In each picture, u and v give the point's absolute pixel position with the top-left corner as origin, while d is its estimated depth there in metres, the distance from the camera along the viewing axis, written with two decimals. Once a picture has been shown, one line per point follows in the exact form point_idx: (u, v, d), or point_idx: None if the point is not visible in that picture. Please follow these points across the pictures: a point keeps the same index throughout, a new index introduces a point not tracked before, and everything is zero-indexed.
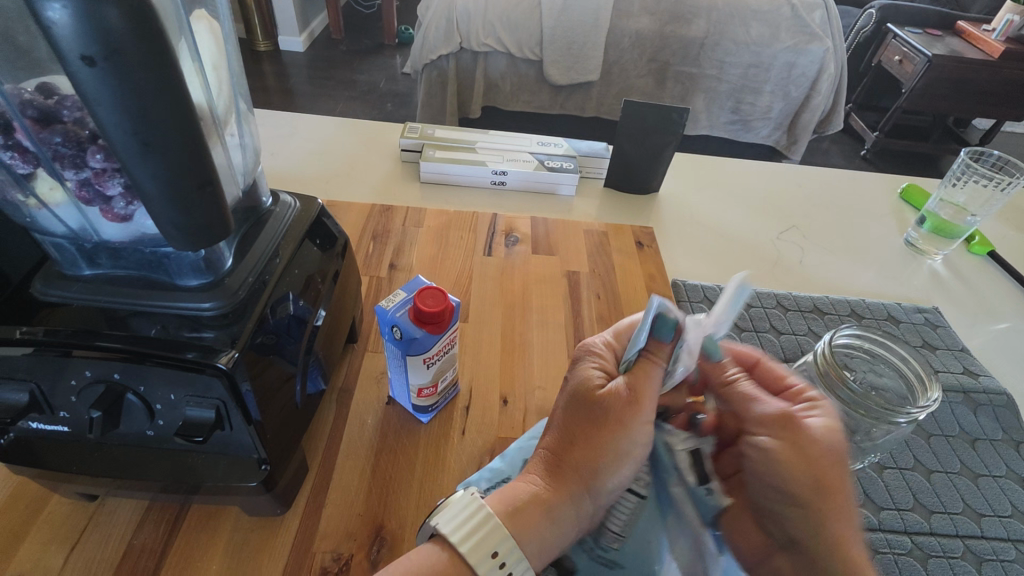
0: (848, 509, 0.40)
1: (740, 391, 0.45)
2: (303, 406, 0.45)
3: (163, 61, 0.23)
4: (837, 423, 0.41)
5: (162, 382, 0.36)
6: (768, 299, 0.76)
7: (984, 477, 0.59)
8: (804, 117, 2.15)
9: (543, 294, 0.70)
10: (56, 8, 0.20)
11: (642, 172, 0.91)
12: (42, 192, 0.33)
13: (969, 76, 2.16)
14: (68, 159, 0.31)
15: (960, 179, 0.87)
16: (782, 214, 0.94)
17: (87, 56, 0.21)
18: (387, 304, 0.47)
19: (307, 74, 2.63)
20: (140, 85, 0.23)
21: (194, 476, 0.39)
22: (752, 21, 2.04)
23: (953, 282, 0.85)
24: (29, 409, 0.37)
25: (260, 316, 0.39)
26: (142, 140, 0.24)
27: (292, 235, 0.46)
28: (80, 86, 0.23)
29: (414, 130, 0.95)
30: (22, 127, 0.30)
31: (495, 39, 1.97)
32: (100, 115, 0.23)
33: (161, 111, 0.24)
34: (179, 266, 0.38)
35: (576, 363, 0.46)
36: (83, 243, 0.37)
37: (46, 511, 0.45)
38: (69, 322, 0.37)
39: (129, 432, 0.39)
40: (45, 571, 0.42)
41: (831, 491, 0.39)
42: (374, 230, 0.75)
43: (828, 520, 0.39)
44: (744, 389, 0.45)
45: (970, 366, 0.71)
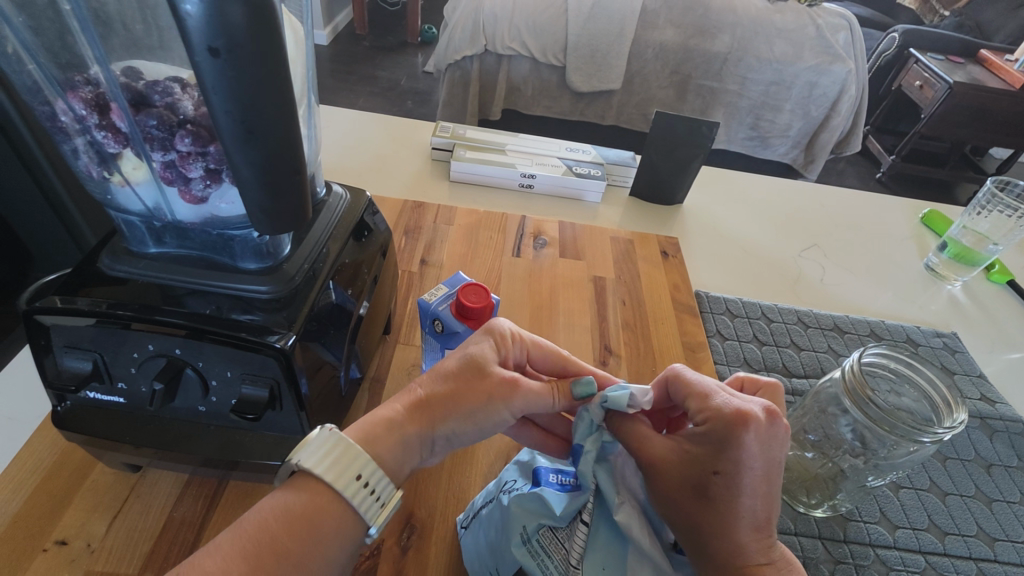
0: (739, 464, 0.37)
1: (637, 430, 0.43)
2: (344, 393, 0.47)
3: (275, 55, 0.26)
4: (752, 412, 0.38)
5: (220, 359, 0.38)
6: (790, 316, 0.77)
7: (999, 503, 0.59)
8: (822, 137, 2.17)
9: (570, 297, 0.71)
10: (192, 3, 0.23)
11: (668, 184, 0.92)
12: (126, 171, 0.36)
13: (990, 105, 2.16)
14: (158, 141, 0.33)
15: (985, 209, 0.85)
16: (804, 231, 0.95)
17: (213, 48, 0.24)
18: (430, 298, 0.49)
19: (329, 67, 2.65)
20: (253, 78, 0.25)
21: (241, 452, 0.40)
22: (776, 39, 2.05)
23: (971, 308, 0.86)
24: (91, 377, 0.39)
25: (312, 302, 0.41)
26: (247, 127, 0.27)
27: (344, 226, 0.48)
28: (200, 76, 0.25)
29: (446, 130, 0.96)
30: (120, 109, 0.33)
31: (520, 43, 1.98)
32: (213, 102, 0.26)
33: (265, 101, 0.26)
34: (243, 249, 0.40)
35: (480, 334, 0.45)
36: (154, 222, 0.39)
37: (91, 479, 0.46)
38: (133, 296, 0.38)
39: (182, 406, 0.40)
40: (90, 537, 0.43)
41: (720, 441, 0.38)
42: (406, 225, 0.77)
43: (709, 466, 0.38)
44: (644, 431, 0.43)
45: (987, 393, 0.72)
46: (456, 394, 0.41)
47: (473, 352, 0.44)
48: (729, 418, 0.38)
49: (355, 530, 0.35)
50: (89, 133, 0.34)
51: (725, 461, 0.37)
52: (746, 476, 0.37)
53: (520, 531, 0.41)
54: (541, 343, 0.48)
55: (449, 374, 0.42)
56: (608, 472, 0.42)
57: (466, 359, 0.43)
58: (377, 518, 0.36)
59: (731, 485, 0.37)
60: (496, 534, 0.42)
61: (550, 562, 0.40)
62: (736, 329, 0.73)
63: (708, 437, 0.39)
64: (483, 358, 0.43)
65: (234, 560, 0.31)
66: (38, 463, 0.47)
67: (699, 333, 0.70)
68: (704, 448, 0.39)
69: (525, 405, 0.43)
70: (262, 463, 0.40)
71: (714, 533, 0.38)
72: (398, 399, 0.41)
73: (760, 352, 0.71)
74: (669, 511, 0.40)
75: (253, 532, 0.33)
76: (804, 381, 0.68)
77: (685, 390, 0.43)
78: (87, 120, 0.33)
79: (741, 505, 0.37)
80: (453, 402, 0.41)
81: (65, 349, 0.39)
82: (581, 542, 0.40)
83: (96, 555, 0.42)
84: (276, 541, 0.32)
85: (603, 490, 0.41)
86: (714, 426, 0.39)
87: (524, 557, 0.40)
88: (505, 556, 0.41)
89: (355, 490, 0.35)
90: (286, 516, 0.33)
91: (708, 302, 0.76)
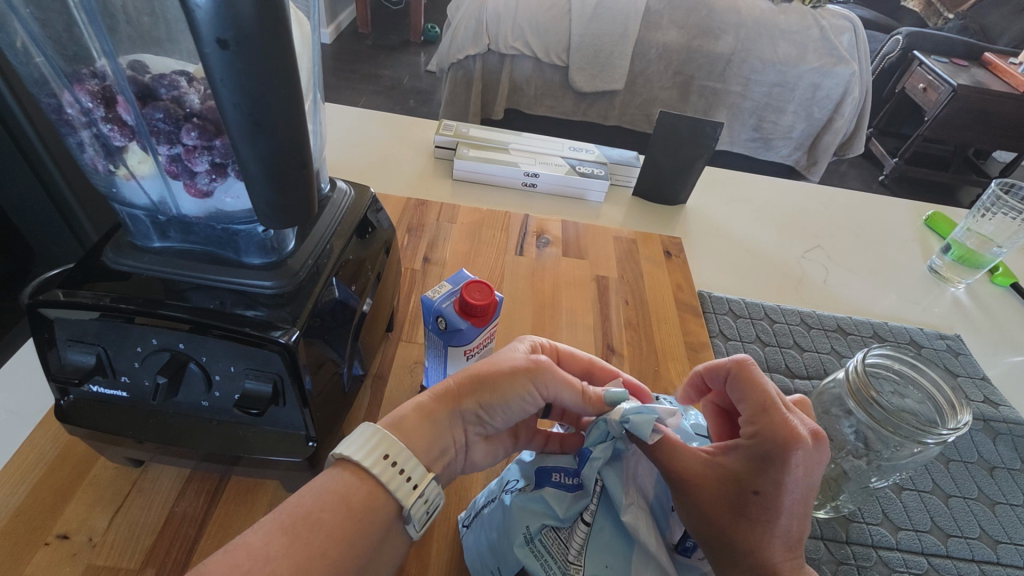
0: (781, 484, 0.38)
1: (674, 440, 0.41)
2: (347, 389, 0.47)
3: (282, 48, 0.26)
4: (802, 430, 0.39)
5: (223, 354, 0.38)
6: (793, 317, 0.76)
7: (1002, 505, 0.59)
8: (825, 139, 2.16)
9: (572, 296, 0.71)
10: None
11: (671, 184, 0.92)
12: (132, 164, 0.35)
13: (994, 108, 2.15)
14: (164, 135, 0.33)
15: (989, 211, 0.85)
16: (808, 232, 0.95)
17: (222, 39, 0.24)
18: (433, 295, 0.49)
19: (332, 66, 2.65)
20: (261, 71, 0.25)
21: (243, 447, 0.40)
22: (780, 40, 2.05)
23: (974, 310, 0.86)
24: (94, 370, 0.39)
25: (315, 298, 0.41)
26: (254, 120, 0.27)
27: (347, 223, 0.48)
28: (208, 68, 0.25)
29: (449, 128, 0.96)
30: (127, 102, 0.33)
31: (524, 43, 1.98)
32: (221, 94, 0.26)
33: (273, 93, 0.26)
34: (247, 244, 0.40)
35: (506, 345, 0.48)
36: (158, 216, 0.39)
37: (92, 473, 0.46)
38: (137, 290, 0.38)
39: (185, 400, 0.40)
40: (91, 531, 0.43)
41: (765, 459, 0.38)
42: (409, 223, 0.77)
43: (750, 484, 0.38)
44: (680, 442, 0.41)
45: (990, 395, 0.72)
46: (474, 376, 0.43)
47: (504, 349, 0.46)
48: (778, 435, 0.38)
49: (387, 513, 0.35)
50: (95, 126, 0.34)
51: (767, 480, 0.38)
52: (785, 498, 0.38)
53: (522, 532, 0.40)
54: (577, 354, 0.50)
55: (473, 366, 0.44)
56: (616, 474, 0.42)
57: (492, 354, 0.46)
58: (407, 500, 0.36)
59: (770, 505, 0.37)
60: (496, 535, 0.42)
61: (551, 561, 0.40)
62: (738, 329, 0.73)
63: (751, 453, 0.39)
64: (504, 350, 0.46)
65: (274, 532, 0.32)
66: (40, 457, 0.47)
67: (702, 333, 0.69)
68: (745, 465, 0.39)
69: (549, 388, 0.44)
70: (264, 459, 0.40)
71: (744, 550, 0.37)
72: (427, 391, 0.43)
73: (762, 353, 0.71)
74: (696, 523, 0.39)
75: (291, 508, 0.33)
76: (807, 383, 0.68)
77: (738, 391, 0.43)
78: (94, 112, 0.33)
79: (777, 525, 0.37)
80: (477, 379, 0.42)
81: (69, 343, 0.39)
82: (581, 539, 0.41)
83: (97, 549, 0.42)
84: (310, 514, 0.33)
85: (609, 489, 0.41)
86: (762, 444, 0.39)
87: (527, 557, 0.40)
88: (507, 557, 0.41)
89: (388, 472, 0.36)
90: (321, 494, 0.34)
91: (711, 302, 0.76)
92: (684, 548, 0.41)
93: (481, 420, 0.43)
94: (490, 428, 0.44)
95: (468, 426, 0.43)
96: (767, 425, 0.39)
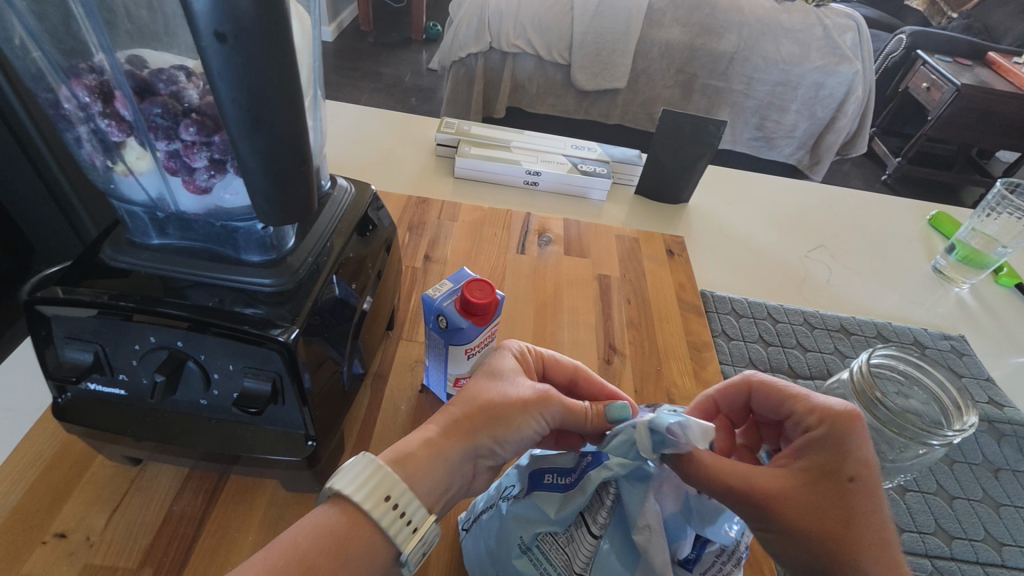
0: (863, 465, 0.36)
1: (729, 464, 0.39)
2: (347, 388, 0.46)
3: (281, 42, 0.25)
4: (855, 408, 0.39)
5: (222, 352, 0.37)
6: (796, 316, 0.76)
7: (1007, 507, 0.59)
8: (828, 138, 2.15)
9: (574, 295, 0.70)
10: None
11: (674, 183, 0.91)
12: (130, 160, 0.35)
13: (998, 108, 2.14)
14: (162, 130, 0.33)
15: (994, 211, 0.85)
16: (811, 232, 0.94)
17: (219, 32, 0.23)
18: (434, 293, 0.49)
19: (333, 63, 2.64)
20: (260, 65, 0.25)
21: (242, 446, 0.40)
22: (783, 39, 2.04)
23: (979, 311, 0.85)
24: (92, 369, 0.38)
25: (315, 296, 0.40)
26: (253, 115, 0.26)
27: (348, 220, 0.47)
28: (205, 61, 0.24)
29: (451, 126, 0.95)
30: (124, 97, 0.32)
31: (526, 40, 1.97)
32: (218, 89, 0.26)
33: (272, 89, 0.26)
34: (247, 241, 0.40)
35: (497, 353, 0.47)
36: (157, 212, 0.38)
37: (90, 472, 0.46)
38: (135, 288, 0.38)
39: (183, 399, 0.40)
40: (88, 530, 0.43)
41: (838, 442, 0.37)
42: (410, 221, 0.76)
43: (838, 475, 0.36)
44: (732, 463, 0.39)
45: (995, 396, 0.71)
46: (483, 408, 0.42)
47: (494, 366, 0.45)
48: (838, 420, 0.38)
49: (384, 554, 0.35)
50: (93, 121, 0.34)
51: (854, 463, 0.36)
52: (873, 480, 0.36)
53: (519, 543, 0.40)
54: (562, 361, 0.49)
55: (477, 392, 0.43)
56: (637, 489, 0.41)
57: (490, 373, 0.44)
58: (406, 544, 0.35)
59: (869, 491, 0.36)
60: (495, 542, 0.41)
61: (552, 569, 0.40)
62: (741, 329, 0.73)
63: (824, 443, 0.38)
64: (500, 369, 0.45)
65: (266, 571, 0.31)
66: (38, 455, 0.46)
67: (705, 332, 0.69)
68: (823, 456, 0.37)
69: (557, 416, 0.44)
70: (264, 458, 0.40)
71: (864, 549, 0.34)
72: (435, 420, 0.41)
73: (765, 353, 0.70)
74: (799, 541, 0.36)
75: (287, 549, 0.33)
76: (811, 383, 0.67)
77: (767, 401, 0.45)
78: (91, 107, 0.33)
79: (882, 509, 0.36)
80: (487, 412, 0.41)
81: (66, 340, 0.38)
82: (589, 550, 0.41)
83: (95, 548, 0.42)
84: (306, 557, 0.32)
85: (626, 504, 0.41)
86: (832, 428, 0.38)
87: (526, 567, 0.40)
88: (505, 565, 0.40)
89: (388, 515, 0.35)
90: (317, 534, 0.33)
91: (714, 302, 0.76)
92: (686, 562, 0.41)
93: (492, 453, 0.42)
94: (499, 458, 0.43)
95: (479, 459, 0.42)
96: (823, 414, 0.39)
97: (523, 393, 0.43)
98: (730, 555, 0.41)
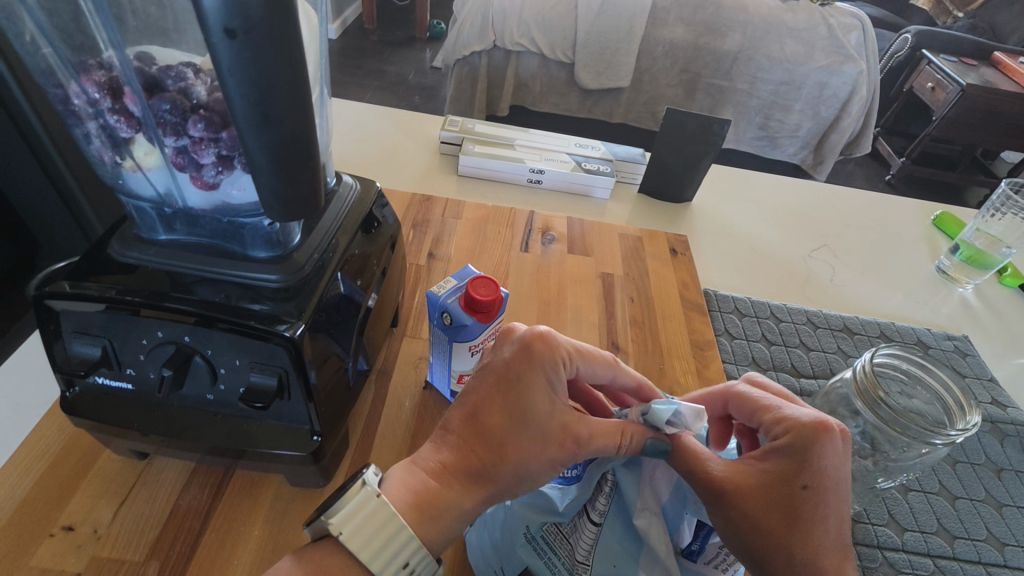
0: (821, 476, 0.37)
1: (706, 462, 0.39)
2: (352, 384, 0.47)
3: (290, 39, 0.25)
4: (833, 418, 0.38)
5: (228, 347, 0.38)
6: (799, 316, 0.76)
7: (1009, 508, 0.59)
8: (832, 138, 2.15)
9: (577, 293, 0.70)
10: None
11: (678, 182, 0.91)
12: (138, 156, 0.35)
13: (1003, 108, 2.13)
14: (171, 126, 0.33)
15: (999, 211, 0.85)
16: (815, 231, 0.94)
17: (230, 29, 0.24)
18: (439, 290, 0.49)
19: (337, 62, 2.65)
20: (269, 61, 0.25)
21: (248, 440, 0.40)
22: (787, 38, 2.03)
23: (982, 311, 0.85)
24: (100, 363, 0.39)
25: (320, 292, 0.40)
26: (261, 111, 0.27)
27: (353, 217, 0.48)
28: (215, 58, 0.25)
29: (455, 124, 0.96)
30: (133, 93, 0.33)
31: (530, 39, 1.98)
32: (228, 85, 0.26)
33: (280, 85, 0.26)
34: (253, 237, 0.40)
35: (533, 362, 0.39)
36: (164, 208, 0.39)
37: (97, 465, 0.46)
38: (143, 284, 0.38)
39: (190, 393, 0.40)
40: (96, 523, 0.43)
41: (805, 453, 0.37)
42: (414, 218, 0.77)
43: (795, 481, 0.37)
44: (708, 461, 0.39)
45: (998, 397, 0.71)
46: (505, 457, 0.37)
47: (526, 392, 0.39)
48: (811, 430, 0.38)
49: None
50: (102, 117, 0.34)
51: (814, 474, 0.36)
52: (828, 492, 0.36)
53: (524, 532, 0.42)
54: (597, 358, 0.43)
55: (501, 431, 0.38)
56: (633, 476, 0.41)
57: (519, 402, 0.38)
58: None
59: (819, 501, 0.36)
60: (500, 534, 0.43)
61: (556, 560, 0.41)
62: (744, 328, 0.73)
63: (790, 451, 0.38)
64: (534, 398, 0.39)
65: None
66: (46, 448, 0.47)
67: (708, 331, 0.69)
68: (786, 463, 0.37)
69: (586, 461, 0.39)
70: (269, 453, 0.40)
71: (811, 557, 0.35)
72: (438, 453, 0.38)
73: (768, 352, 0.70)
74: (753, 543, 0.36)
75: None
76: (813, 382, 0.68)
77: (746, 406, 0.44)
78: (100, 103, 0.33)
79: (829, 523, 0.36)
80: (508, 463, 0.37)
81: (75, 334, 0.39)
82: (590, 539, 0.41)
83: (102, 541, 0.42)
84: None
85: (624, 490, 0.41)
86: (798, 440, 0.38)
87: (530, 556, 0.41)
88: (510, 555, 0.42)
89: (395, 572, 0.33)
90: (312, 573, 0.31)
91: (717, 300, 0.76)
92: (690, 553, 0.41)
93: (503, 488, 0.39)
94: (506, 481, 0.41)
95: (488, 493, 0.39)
96: (798, 422, 0.38)
97: (548, 429, 0.38)
98: None
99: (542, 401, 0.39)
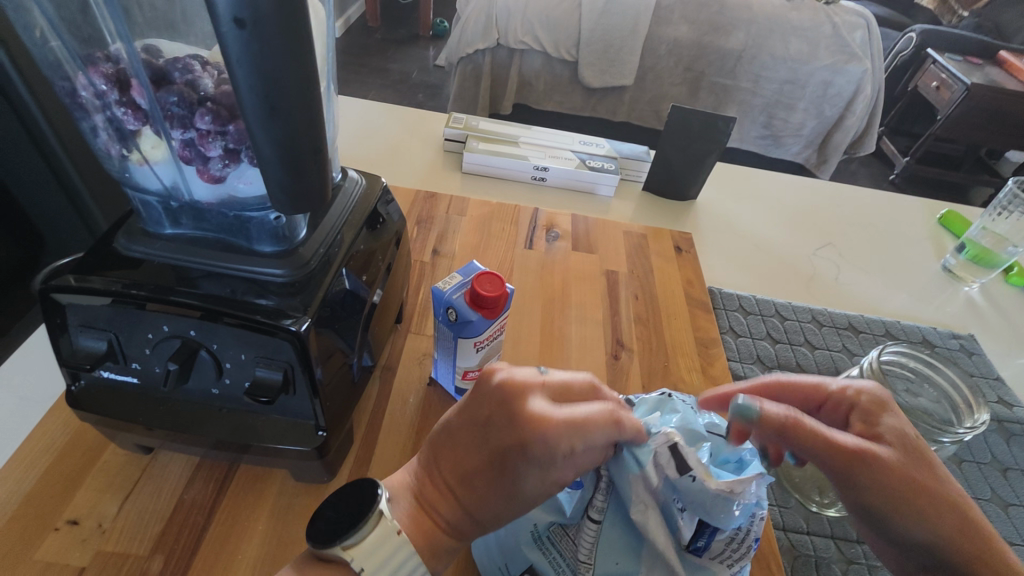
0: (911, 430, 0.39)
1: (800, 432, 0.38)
2: (357, 380, 0.47)
3: (299, 29, 0.25)
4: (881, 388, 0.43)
5: (234, 341, 0.38)
6: (804, 314, 0.76)
7: (1015, 507, 0.58)
8: (836, 137, 2.14)
9: (582, 290, 0.70)
10: None
11: (682, 179, 0.91)
12: (145, 149, 0.35)
13: (1008, 108, 2.12)
14: (177, 119, 0.33)
15: (1007, 210, 0.84)
16: (820, 230, 0.94)
17: (238, 18, 0.23)
18: (444, 286, 0.49)
19: (341, 61, 2.65)
20: (278, 51, 0.25)
21: (253, 434, 0.40)
22: (792, 37, 2.03)
23: (988, 310, 0.85)
24: (106, 356, 0.39)
25: (325, 286, 0.40)
26: (270, 102, 0.27)
27: (358, 213, 0.48)
28: (224, 48, 0.25)
29: (459, 121, 0.95)
30: (140, 85, 0.33)
31: (533, 37, 1.97)
32: (237, 75, 0.26)
33: (289, 76, 0.26)
34: (260, 231, 0.40)
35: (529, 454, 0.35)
36: (170, 202, 0.39)
37: (102, 460, 0.46)
38: (149, 277, 0.38)
39: (195, 387, 0.40)
40: (101, 517, 0.43)
41: (888, 412, 0.40)
42: (418, 215, 0.77)
43: (895, 432, 0.39)
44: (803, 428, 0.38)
45: (1004, 396, 0.71)
46: (492, 521, 0.37)
47: (520, 479, 0.36)
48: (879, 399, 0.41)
49: None
50: (109, 110, 0.34)
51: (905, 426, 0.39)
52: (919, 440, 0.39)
53: (530, 530, 0.42)
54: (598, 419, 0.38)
55: (490, 506, 0.37)
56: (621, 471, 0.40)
57: (512, 487, 0.36)
58: None
59: (925, 447, 0.38)
60: (504, 531, 0.43)
61: (561, 560, 0.42)
62: (749, 326, 0.72)
63: (872, 414, 0.40)
64: (527, 483, 0.36)
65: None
66: (50, 442, 0.47)
67: (712, 329, 0.69)
68: (873, 421, 0.40)
69: None
70: (274, 447, 0.40)
71: (948, 505, 0.36)
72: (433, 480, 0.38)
73: (773, 350, 0.70)
74: (896, 493, 0.36)
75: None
76: None
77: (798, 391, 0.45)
78: (108, 95, 0.33)
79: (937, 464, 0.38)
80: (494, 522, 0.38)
81: (81, 328, 0.39)
82: (592, 537, 0.41)
83: (107, 535, 0.42)
84: None
85: (618, 487, 0.40)
86: (872, 402, 0.41)
87: (535, 554, 0.42)
88: (516, 553, 0.42)
89: None
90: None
91: (722, 298, 0.76)
92: (695, 548, 0.41)
93: None
94: None
95: None
96: (869, 392, 0.41)
97: (535, 501, 0.37)
98: (739, 542, 0.40)
99: (535, 484, 0.36)
